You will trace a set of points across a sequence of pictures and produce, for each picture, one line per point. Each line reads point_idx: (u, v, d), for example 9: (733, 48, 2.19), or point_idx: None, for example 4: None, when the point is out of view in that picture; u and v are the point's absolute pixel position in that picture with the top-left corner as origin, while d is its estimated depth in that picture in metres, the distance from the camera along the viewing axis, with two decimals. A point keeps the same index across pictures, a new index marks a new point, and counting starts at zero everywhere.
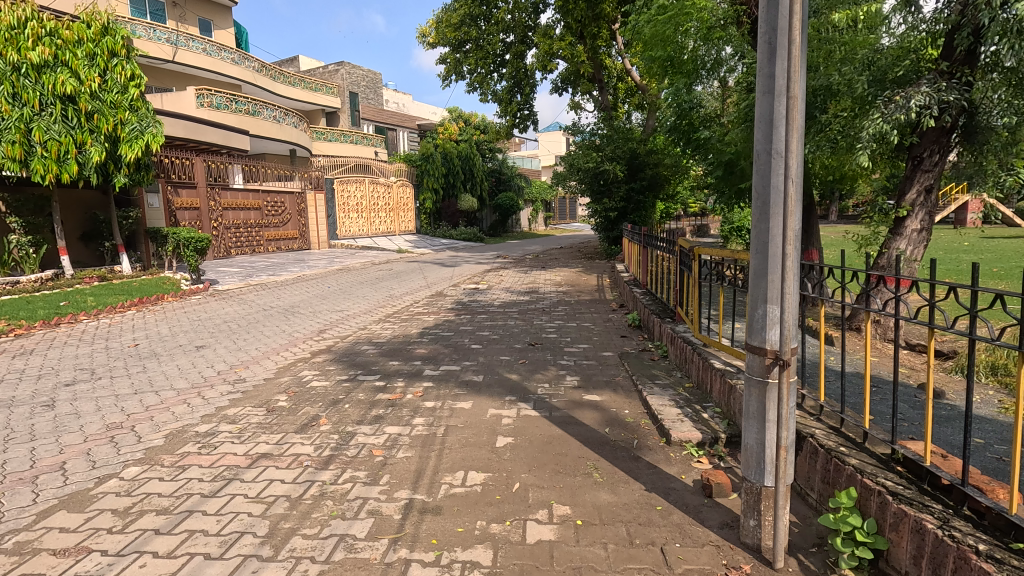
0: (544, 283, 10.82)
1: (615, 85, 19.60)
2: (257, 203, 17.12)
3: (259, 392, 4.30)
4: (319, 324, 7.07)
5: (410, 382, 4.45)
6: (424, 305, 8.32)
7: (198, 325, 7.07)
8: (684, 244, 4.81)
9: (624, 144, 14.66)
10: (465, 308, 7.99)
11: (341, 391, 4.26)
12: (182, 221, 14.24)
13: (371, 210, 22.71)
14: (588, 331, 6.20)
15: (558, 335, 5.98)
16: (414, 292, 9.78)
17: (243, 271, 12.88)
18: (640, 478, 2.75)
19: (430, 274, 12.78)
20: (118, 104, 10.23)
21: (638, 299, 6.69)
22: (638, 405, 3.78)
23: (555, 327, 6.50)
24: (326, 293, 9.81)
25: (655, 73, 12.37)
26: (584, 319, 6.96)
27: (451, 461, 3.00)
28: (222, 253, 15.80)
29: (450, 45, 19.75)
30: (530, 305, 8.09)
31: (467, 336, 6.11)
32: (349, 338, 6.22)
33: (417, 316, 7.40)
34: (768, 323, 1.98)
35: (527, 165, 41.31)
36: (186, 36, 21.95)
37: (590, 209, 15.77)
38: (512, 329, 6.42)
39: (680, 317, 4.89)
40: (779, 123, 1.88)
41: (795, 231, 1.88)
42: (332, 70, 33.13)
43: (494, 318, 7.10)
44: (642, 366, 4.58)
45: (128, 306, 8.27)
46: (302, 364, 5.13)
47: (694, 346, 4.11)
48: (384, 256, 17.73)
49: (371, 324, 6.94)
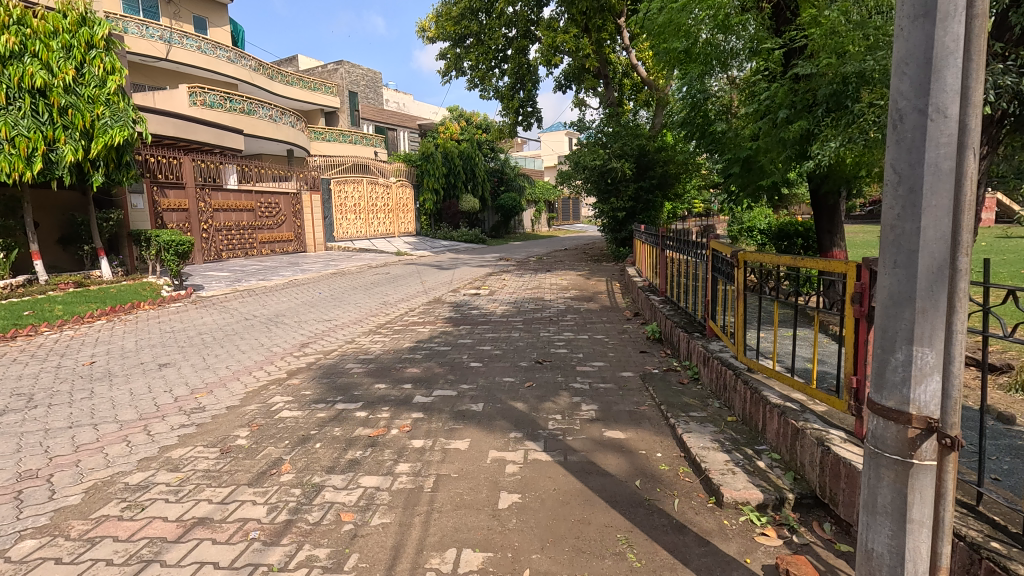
0: (550, 287, 10.13)
1: (621, 82, 18.93)
2: (250, 204, 16.47)
3: (217, 425, 3.61)
4: (303, 336, 6.39)
5: (397, 411, 3.78)
6: (420, 314, 7.63)
7: (170, 337, 6.39)
8: (720, 246, 4.12)
9: (633, 141, 13.94)
10: (464, 317, 7.30)
11: (315, 424, 3.58)
12: (168, 223, 13.60)
13: (369, 211, 22.07)
14: (601, 345, 5.52)
15: (569, 351, 5.29)
16: (410, 299, 9.10)
17: (232, 276, 12.23)
18: (692, 564, 2.06)
19: (428, 278, 12.12)
20: (95, 99, 9.59)
21: (657, 309, 5.98)
22: (673, 446, 3.10)
23: (564, 340, 5.80)
24: (317, 300, 9.15)
25: (666, 66, 11.72)
26: (596, 329, 6.28)
27: (442, 534, 2.31)
28: (213, 256, 15.15)
29: (451, 40, 19.12)
30: (535, 314, 7.41)
31: (466, 351, 5.42)
32: (334, 353, 5.55)
33: (412, 326, 6.72)
34: (919, 374, 1.29)
35: (529, 165, 40.62)
36: (180, 33, 21.37)
37: (596, 209, 15.08)
38: (517, 342, 5.73)
39: (715, 333, 4.19)
40: (945, 64, 1.20)
41: (974, 233, 1.20)
42: (331, 69, 32.52)
43: (496, 329, 6.41)
44: (670, 392, 3.89)
45: (98, 316, 7.62)
46: (275, 386, 4.44)
47: (737, 371, 3.40)
48: (382, 258, 17.08)
49: (359, 337, 6.26)
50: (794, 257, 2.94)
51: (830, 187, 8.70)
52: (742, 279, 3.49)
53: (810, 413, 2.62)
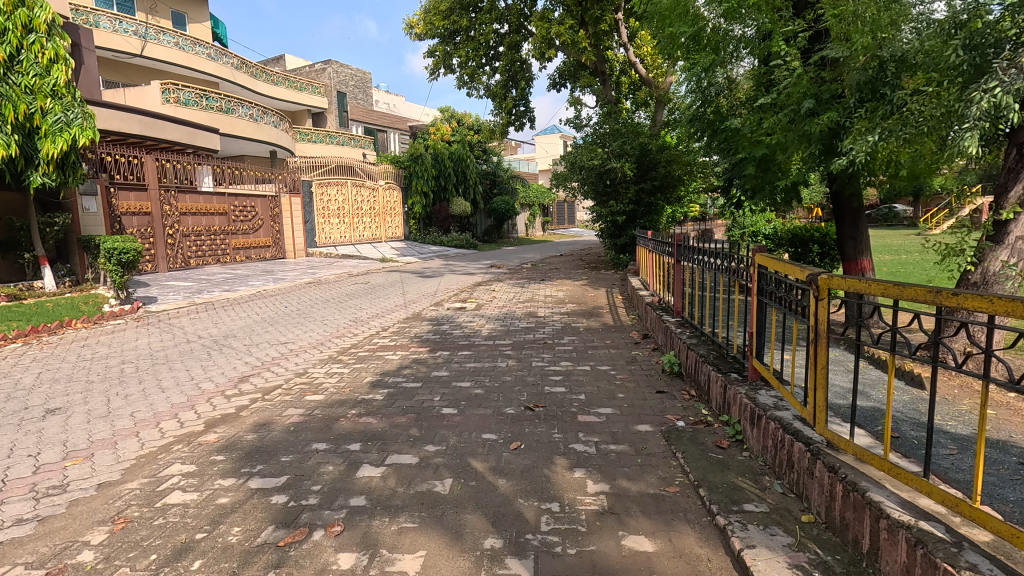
0: (545, 300, 9.08)
1: (619, 79, 17.95)
2: (223, 207, 15.33)
3: (68, 521, 2.53)
4: (248, 365, 5.31)
5: (330, 496, 2.71)
6: (393, 335, 6.57)
7: (85, 366, 5.29)
8: (768, 262, 3.13)
9: (634, 139, 12.92)
10: (443, 339, 6.25)
11: (210, 518, 2.52)
12: (127, 227, 12.49)
13: (354, 214, 20.98)
14: (606, 381, 4.48)
15: (567, 391, 4.24)
16: (386, 314, 8.04)
17: (195, 287, 11.11)
18: None
19: (411, 289, 11.05)
20: (35, 89, 8.59)
21: (672, 334, 4.96)
22: (730, 571, 2.07)
23: (560, 372, 4.75)
24: (280, 316, 8.04)
25: (670, 59, 10.73)
26: (598, 357, 5.25)
27: None
28: (180, 263, 14.01)
29: (439, 37, 18.14)
30: (527, 334, 6.37)
31: (440, 390, 4.36)
32: (277, 391, 4.48)
33: (379, 353, 5.66)
34: None
35: (523, 168, 39.63)
36: (157, 28, 20.29)
37: (594, 212, 14.05)
38: (502, 376, 4.68)
39: (765, 376, 3.18)
40: None
41: None
42: (319, 68, 31.44)
43: (480, 357, 5.36)
44: (709, 465, 2.84)
45: (14, 338, 6.49)
46: (179, 447, 3.37)
47: (809, 446, 2.38)
48: (365, 266, 16.00)
49: (314, 367, 5.21)
50: (929, 290, 1.87)
51: (854, 188, 7.76)
52: (822, 316, 2.31)
53: (976, 554, 1.58)
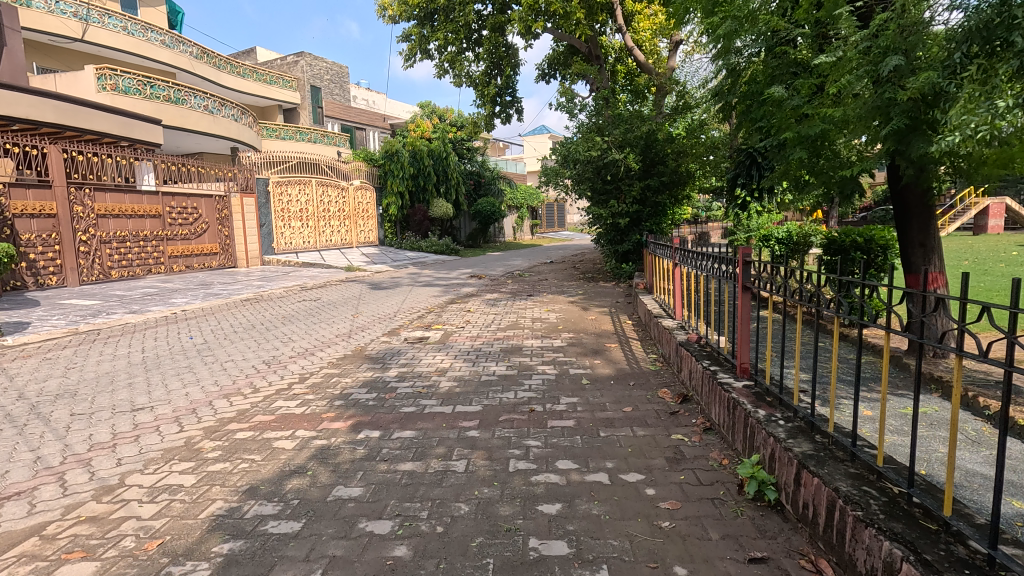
0: (532, 326, 7.03)
1: (614, 68, 16.08)
2: (156, 208, 13.08)
3: None
4: (36, 468, 3.16)
5: None
6: (310, 392, 4.46)
7: None
8: None
9: (639, 127, 10.85)
10: (377, 402, 4.15)
11: None
12: (22, 232, 10.23)
13: (320, 217, 18.86)
14: (642, 517, 2.43)
15: (575, 556, 2.16)
16: (317, 352, 5.90)
17: (94, 307, 8.83)
18: None
19: (367, 308, 8.94)
20: None
21: (742, 407, 2.95)
22: None
23: (557, 493, 2.67)
24: (171, 355, 5.86)
25: (687, 26, 8.68)
26: (616, 448, 3.18)
27: None
28: (97, 275, 11.80)
29: (416, 18, 16.11)
30: (505, 391, 4.31)
31: (329, 552, 2.26)
32: (21, 550, 2.35)
33: (267, 438, 3.53)
34: None
35: (511, 169, 37.63)
36: (101, 10, 17.88)
37: (589, 213, 12.06)
38: (454, 505, 2.59)
39: None
40: None
41: None
42: (291, 61, 29.08)
43: (424, 448, 3.25)
44: None
45: None
46: None
47: None
48: (324, 276, 13.90)
49: (142, 474, 3.06)
50: None
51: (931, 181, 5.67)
52: None
53: None
